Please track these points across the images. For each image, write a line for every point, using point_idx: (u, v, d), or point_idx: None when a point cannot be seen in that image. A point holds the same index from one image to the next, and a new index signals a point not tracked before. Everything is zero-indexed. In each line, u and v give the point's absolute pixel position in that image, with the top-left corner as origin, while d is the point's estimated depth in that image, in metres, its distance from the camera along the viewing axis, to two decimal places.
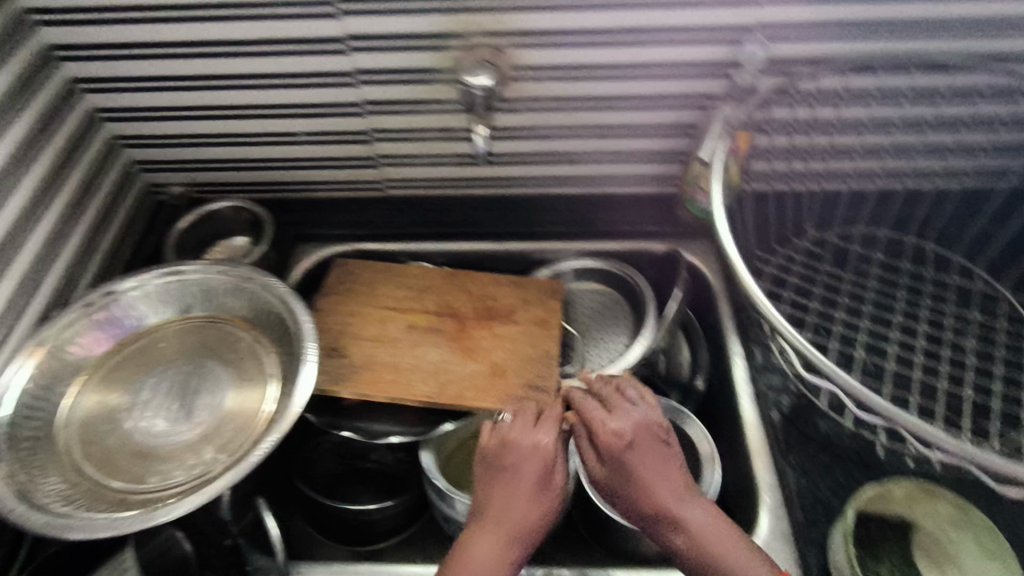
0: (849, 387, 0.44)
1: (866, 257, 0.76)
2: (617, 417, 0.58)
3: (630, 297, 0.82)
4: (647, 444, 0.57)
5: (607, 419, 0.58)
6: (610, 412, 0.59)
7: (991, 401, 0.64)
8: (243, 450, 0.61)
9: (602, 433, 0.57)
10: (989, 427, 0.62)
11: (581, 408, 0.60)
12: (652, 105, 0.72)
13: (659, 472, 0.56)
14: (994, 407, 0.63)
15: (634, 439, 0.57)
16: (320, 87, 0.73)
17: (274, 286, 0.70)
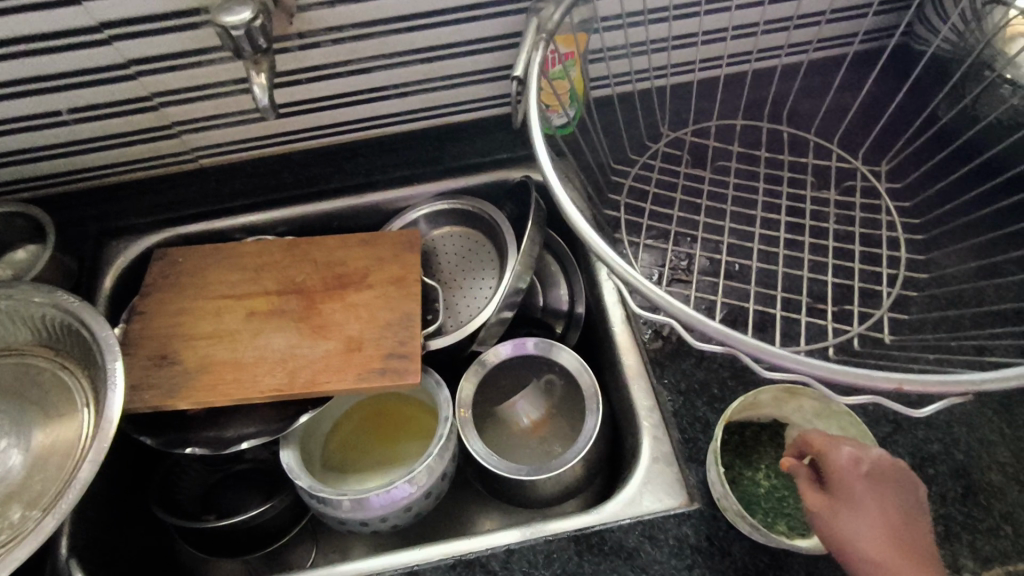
0: (690, 321, 0.40)
1: (725, 151, 0.72)
2: (861, 453, 0.46)
3: (491, 235, 0.75)
4: (888, 492, 0.44)
5: (845, 450, 0.46)
6: (838, 439, 0.47)
7: (852, 280, 0.63)
8: (54, 499, 0.54)
9: (838, 463, 0.46)
10: (852, 308, 0.61)
11: (814, 436, 0.48)
12: (469, 14, 0.62)
13: (879, 523, 0.42)
14: (854, 286, 0.62)
15: (872, 478, 0.45)
16: (62, 53, 0.59)
17: (59, 303, 0.59)
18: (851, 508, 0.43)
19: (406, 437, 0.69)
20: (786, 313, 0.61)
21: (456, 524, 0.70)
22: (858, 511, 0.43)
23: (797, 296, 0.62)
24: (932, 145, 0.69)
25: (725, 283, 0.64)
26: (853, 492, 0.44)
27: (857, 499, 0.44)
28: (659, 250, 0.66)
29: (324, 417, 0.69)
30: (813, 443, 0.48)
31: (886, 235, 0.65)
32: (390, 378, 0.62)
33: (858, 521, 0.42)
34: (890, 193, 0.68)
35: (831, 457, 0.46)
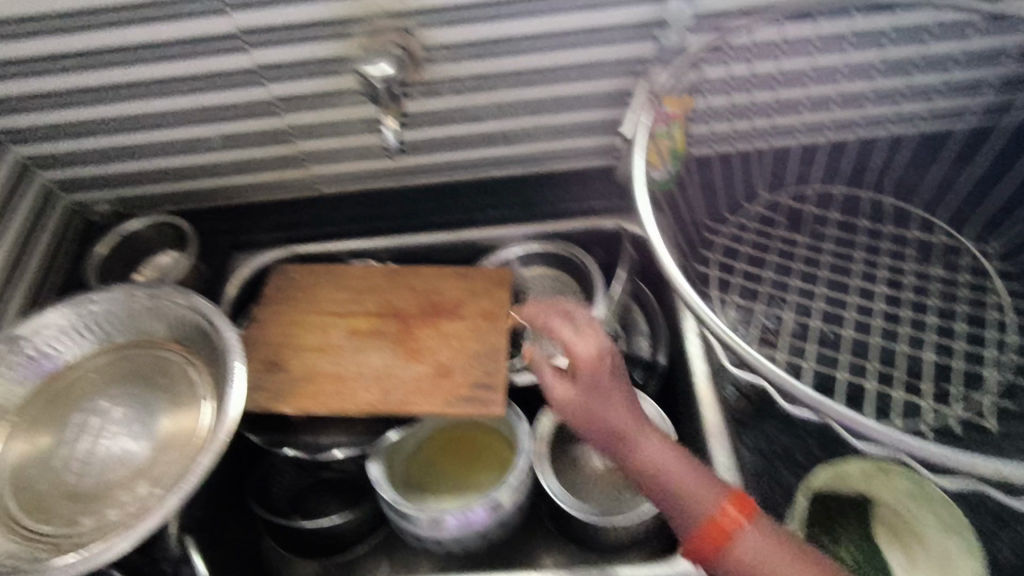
0: (780, 381, 0.42)
1: (822, 217, 0.72)
2: (587, 336, 0.53)
3: (579, 278, 0.78)
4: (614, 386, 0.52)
5: (577, 338, 0.53)
6: (575, 332, 0.53)
7: (952, 360, 0.61)
8: (175, 481, 0.60)
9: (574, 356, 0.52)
10: (952, 389, 0.59)
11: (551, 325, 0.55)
12: (582, 73, 0.67)
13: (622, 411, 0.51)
14: (956, 367, 0.60)
15: (604, 374, 0.52)
16: (226, 89, 0.69)
17: (196, 306, 0.67)
18: (592, 398, 0.51)
19: (481, 466, 0.72)
20: (880, 386, 0.60)
21: (521, 559, 0.71)
22: (604, 402, 0.51)
23: (890, 370, 0.61)
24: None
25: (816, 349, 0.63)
26: (595, 384, 0.52)
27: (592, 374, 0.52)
28: (748, 309, 0.66)
29: (409, 436, 0.73)
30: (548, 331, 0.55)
31: (992, 317, 0.63)
32: (475, 407, 0.65)
33: (604, 400, 0.51)
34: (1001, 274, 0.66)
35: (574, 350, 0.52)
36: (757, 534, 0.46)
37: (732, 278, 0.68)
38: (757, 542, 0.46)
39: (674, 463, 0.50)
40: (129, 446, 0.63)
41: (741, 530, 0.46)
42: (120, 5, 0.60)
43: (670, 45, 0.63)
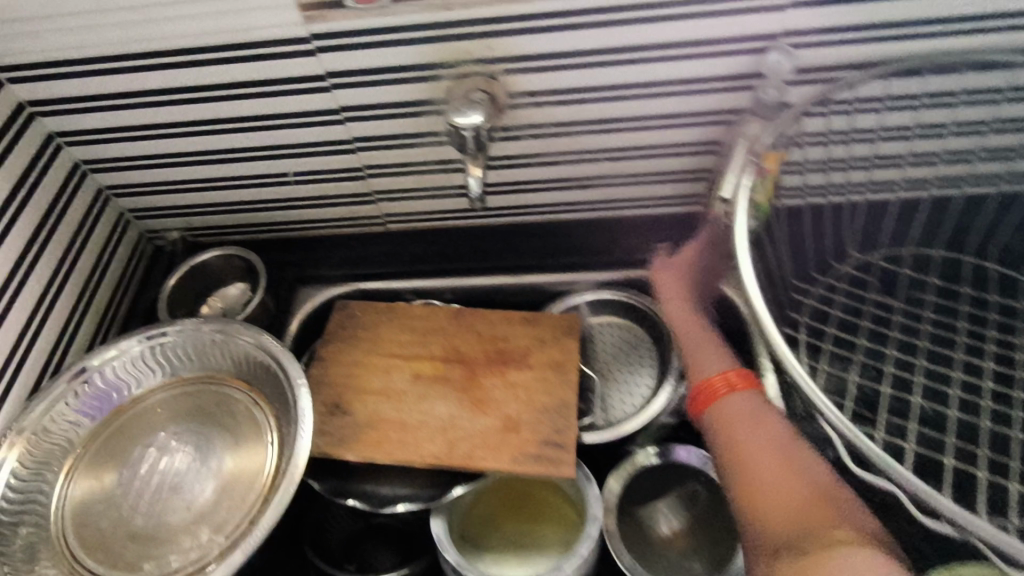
0: (892, 470, 0.43)
1: (919, 281, 0.66)
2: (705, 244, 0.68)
3: (653, 332, 0.75)
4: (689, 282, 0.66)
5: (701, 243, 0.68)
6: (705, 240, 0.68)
7: None
8: (239, 530, 0.59)
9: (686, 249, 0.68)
10: None
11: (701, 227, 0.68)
12: (668, 121, 0.65)
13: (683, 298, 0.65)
14: None
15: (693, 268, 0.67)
16: (306, 127, 0.69)
17: (265, 346, 0.66)
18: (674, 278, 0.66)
19: (544, 523, 0.69)
20: (992, 476, 0.55)
21: None
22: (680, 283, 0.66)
23: (1003, 458, 0.56)
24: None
25: (917, 428, 0.58)
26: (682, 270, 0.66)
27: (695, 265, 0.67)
28: (840, 379, 0.61)
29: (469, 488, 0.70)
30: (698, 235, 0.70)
31: None
32: (544, 465, 0.63)
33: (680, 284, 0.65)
34: None
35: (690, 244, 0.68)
36: (746, 401, 0.55)
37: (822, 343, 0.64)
38: (744, 405, 0.55)
39: (695, 338, 0.61)
40: (193, 488, 0.63)
41: (727, 393, 0.56)
42: (213, 45, 0.61)
43: (770, 101, 0.59)
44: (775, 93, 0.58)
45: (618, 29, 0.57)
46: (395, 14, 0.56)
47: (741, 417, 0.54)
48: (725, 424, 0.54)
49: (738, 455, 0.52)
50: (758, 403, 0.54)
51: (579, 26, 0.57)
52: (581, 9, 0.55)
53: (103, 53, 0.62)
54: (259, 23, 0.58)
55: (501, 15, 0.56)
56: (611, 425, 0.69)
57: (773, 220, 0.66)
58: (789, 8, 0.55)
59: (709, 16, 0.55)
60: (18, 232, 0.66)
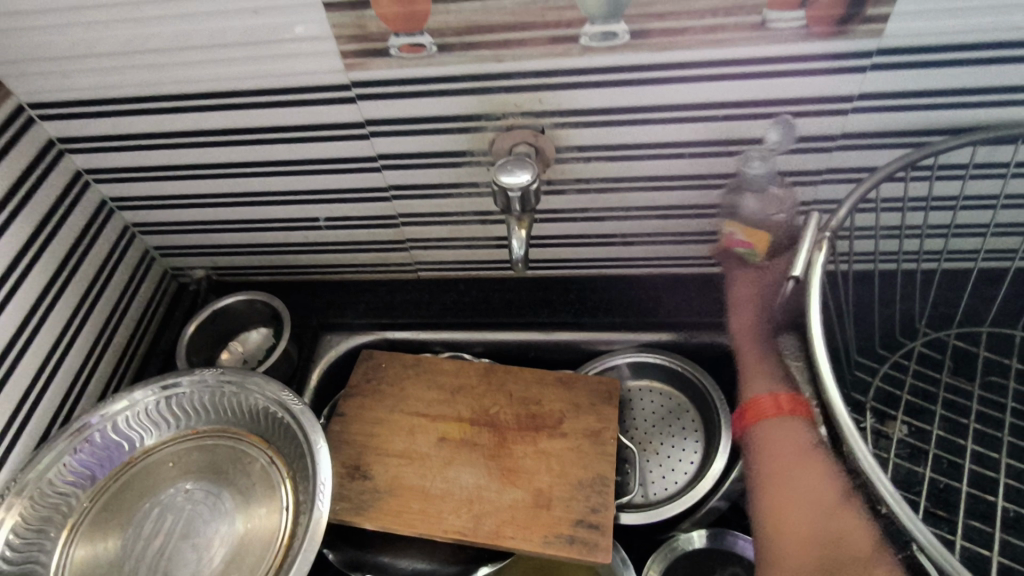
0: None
1: (1000, 366, 0.61)
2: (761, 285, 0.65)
3: (697, 402, 0.70)
4: (753, 291, 0.66)
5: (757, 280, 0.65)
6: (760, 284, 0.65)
7: None
8: None
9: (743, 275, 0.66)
10: None
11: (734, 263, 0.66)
12: (722, 182, 0.61)
13: (744, 306, 0.66)
14: None
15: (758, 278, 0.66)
16: (341, 173, 0.66)
17: (283, 400, 0.62)
18: (739, 283, 0.67)
19: None
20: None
21: None
22: (743, 291, 0.66)
23: None
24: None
25: (1002, 537, 0.54)
26: (742, 277, 0.67)
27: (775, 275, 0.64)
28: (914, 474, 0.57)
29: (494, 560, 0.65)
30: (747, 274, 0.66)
31: None
32: (578, 549, 0.58)
33: (740, 294, 0.67)
34: None
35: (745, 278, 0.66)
36: (788, 426, 0.56)
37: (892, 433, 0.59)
38: (783, 429, 0.56)
39: (757, 359, 0.63)
40: (202, 555, 0.59)
41: (773, 417, 0.57)
42: (251, 89, 0.59)
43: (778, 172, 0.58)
44: (757, 164, 0.57)
45: (677, 86, 0.53)
46: (442, 64, 0.54)
47: (782, 441, 0.56)
48: (767, 445, 0.56)
49: (773, 475, 0.54)
50: (799, 430, 0.56)
51: (635, 82, 0.53)
52: (639, 65, 0.52)
53: (139, 94, 0.61)
54: (299, 69, 0.56)
55: (554, 68, 0.53)
56: (650, 505, 0.63)
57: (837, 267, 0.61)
58: (869, 69, 0.51)
59: (774, 75, 0.52)
60: (38, 273, 0.64)
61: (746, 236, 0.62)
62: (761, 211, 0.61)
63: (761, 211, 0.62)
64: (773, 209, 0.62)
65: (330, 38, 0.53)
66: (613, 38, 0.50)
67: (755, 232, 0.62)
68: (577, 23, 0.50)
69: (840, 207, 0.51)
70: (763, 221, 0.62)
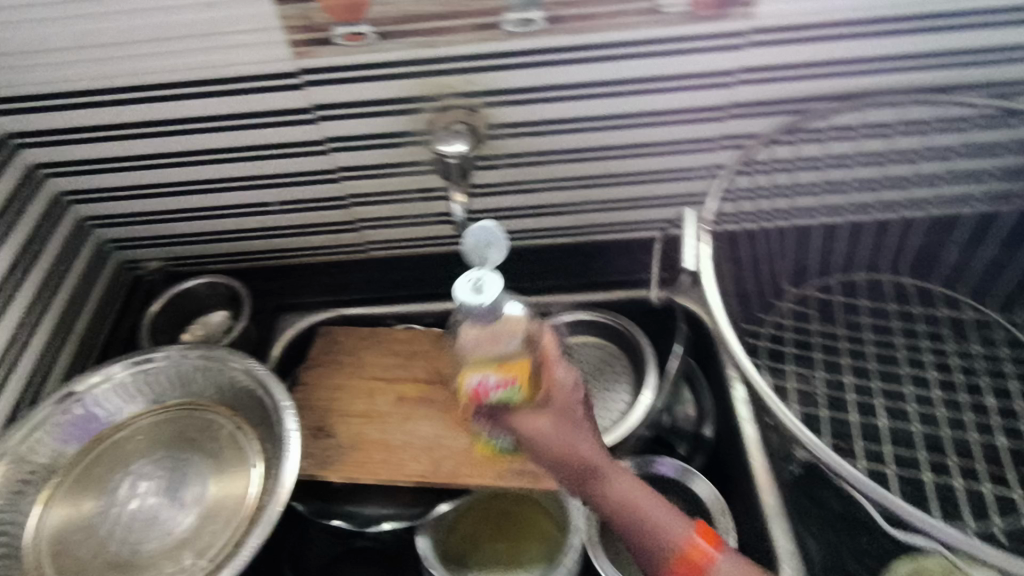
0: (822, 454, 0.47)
1: (877, 307, 0.71)
2: (562, 413, 0.49)
3: (627, 348, 0.76)
4: (566, 429, 0.49)
5: (556, 408, 0.49)
6: (561, 410, 0.49)
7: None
8: (223, 554, 0.59)
9: (533, 423, 0.49)
10: None
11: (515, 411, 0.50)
12: (637, 151, 0.69)
13: (571, 453, 0.48)
14: None
15: (557, 408, 0.49)
16: (291, 158, 0.71)
17: (249, 367, 0.67)
18: (551, 428, 0.49)
19: (528, 540, 0.67)
20: (965, 483, 0.58)
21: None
22: (558, 432, 0.49)
23: (945, 460, 0.60)
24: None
25: (891, 450, 0.61)
26: (544, 424, 0.49)
27: (568, 400, 0.49)
28: (813, 417, 0.64)
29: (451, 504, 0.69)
30: (541, 417, 0.49)
31: None
32: (527, 480, 0.64)
33: (552, 448, 0.48)
34: None
35: (542, 422, 0.49)
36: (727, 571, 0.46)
37: (787, 379, 0.67)
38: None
39: (633, 508, 0.48)
40: (174, 514, 0.62)
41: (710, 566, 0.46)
42: (204, 79, 0.64)
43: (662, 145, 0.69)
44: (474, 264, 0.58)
45: (587, 65, 0.62)
46: (383, 50, 0.60)
47: None
48: None
49: None
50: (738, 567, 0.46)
51: (552, 62, 0.61)
52: (551, 47, 0.60)
53: (95, 87, 0.65)
54: (252, 58, 0.62)
55: (481, 52, 0.60)
56: None
57: (717, 245, 0.67)
58: (745, 47, 0.61)
59: (669, 53, 0.61)
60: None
61: (499, 375, 0.50)
62: (497, 342, 0.52)
63: (495, 352, 0.51)
64: (499, 342, 0.52)
65: (277, 29, 0.60)
66: (531, 24, 0.58)
67: (509, 368, 0.50)
68: (498, 11, 0.58)
69: (708, 202, 0.59)
70: (509, 352, 0.51)
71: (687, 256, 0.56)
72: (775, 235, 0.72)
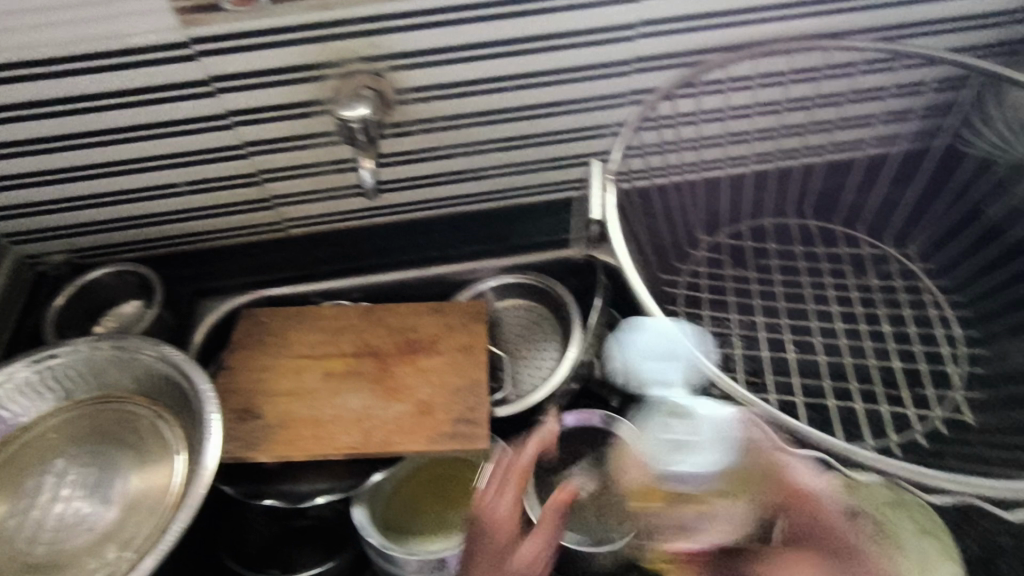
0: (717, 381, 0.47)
1: (785, 251, 0.74)
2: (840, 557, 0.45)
3: (552, 308, 0.79)
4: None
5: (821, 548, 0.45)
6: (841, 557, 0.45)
7: (917, 364, 0.65)
8: (149, 544, 0.57)
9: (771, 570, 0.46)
10: (927, 393, 0.63)
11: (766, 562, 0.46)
12: (549, 110, 0.70)
13: None
14: (922, 370, 0.64)
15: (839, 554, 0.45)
16: (194, 134, 0.68)
17: (163, 353, 0.64)
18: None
19: (466, 501, 0.70)
20: (865, 406, 0.62)
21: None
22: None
23: (847, 385, 0.64)
24: (1000, 259, 0.68)
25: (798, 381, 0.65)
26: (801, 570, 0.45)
27: (842, 538, 0.45)
28: (729, 357, 0.66)
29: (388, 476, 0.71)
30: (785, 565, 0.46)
31: (942, 331, 0.67)
32: (459, 442, 0.65)
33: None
34: (927, 274, 0.71)
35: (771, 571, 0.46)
36: None
37: (703, 323, 0.69)
38: None
39: None
40: (95, 509, 0.60)
41: None
42: (88, 53, 0.60)
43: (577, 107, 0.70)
44: None
45: (493, 23, 0.61)
46: (277, 14, 0.58)
47: None
48: None
49: None
50: None
51: (454, 22, 0.61)
52: (453, 6, 0.59)
53: None
54: (138, 29, 0.59)
55: (378, 13, 0.59)
56: (522, 397, 0.73)
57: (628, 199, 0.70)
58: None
59: (570, 8, 0.61)
60: None
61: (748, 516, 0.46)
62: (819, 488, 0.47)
63: (707, 513, 0.47)
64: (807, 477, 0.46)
65: None
66: None
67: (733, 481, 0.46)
68: None
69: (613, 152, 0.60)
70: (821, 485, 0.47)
71: (592, 207, 0.59)
72: (687, 188, 0.76)
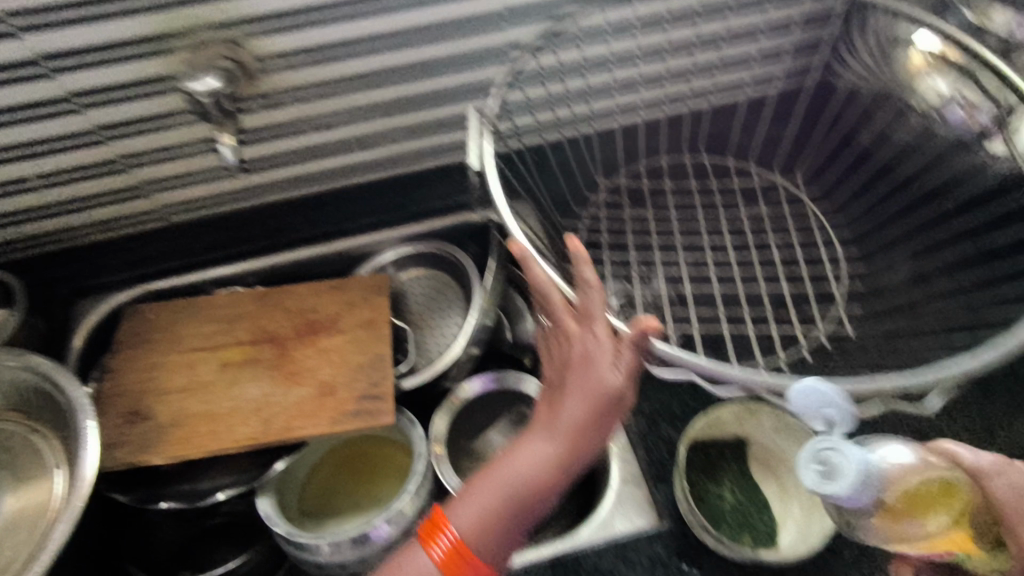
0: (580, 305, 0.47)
1: (683, 190, 0.76)
2: None
3: (455, 275, 0.79)
4: None
5: None
6: None
7: (805, 285, 0.67)
8: (25, 565, 0.54)
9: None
10: (811, 310, 0.66)
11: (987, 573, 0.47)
12: (428, 71, 0.68)
13: None
14: (808, 291, 0.67)
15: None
16: (35, 123, 0.62)
17: (26, 363, 0.59)
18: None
19: (379, 478, 0.70)
20: (753, 337, 0.65)
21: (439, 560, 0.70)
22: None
23: (738, 311, 0.66)
24: (872, 180, 0.72)
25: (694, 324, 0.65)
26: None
27: None
28: (631, 298, 0.66)
29: (299, 463, 0.70)
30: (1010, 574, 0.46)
31: (825, 253, 0.69)
32: (364, 420, 0.64)
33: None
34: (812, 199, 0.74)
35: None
36: None
37: (603, 269, 0.69)
38: None
39: None
40: None
41: None
42: None
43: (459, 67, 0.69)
44: None
45: None
46: None
47: None
48: None
49: None
50: None
51: None
52: None
53: None
54: None
55: None
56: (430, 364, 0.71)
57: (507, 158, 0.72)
58: None
59: None
60: None
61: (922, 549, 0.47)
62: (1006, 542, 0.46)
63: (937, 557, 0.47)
64: None
65: None
66: None
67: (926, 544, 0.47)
68: None
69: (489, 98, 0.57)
70: None
71: (472, 155, 0.54)
72: (580, 141, 0.76)
